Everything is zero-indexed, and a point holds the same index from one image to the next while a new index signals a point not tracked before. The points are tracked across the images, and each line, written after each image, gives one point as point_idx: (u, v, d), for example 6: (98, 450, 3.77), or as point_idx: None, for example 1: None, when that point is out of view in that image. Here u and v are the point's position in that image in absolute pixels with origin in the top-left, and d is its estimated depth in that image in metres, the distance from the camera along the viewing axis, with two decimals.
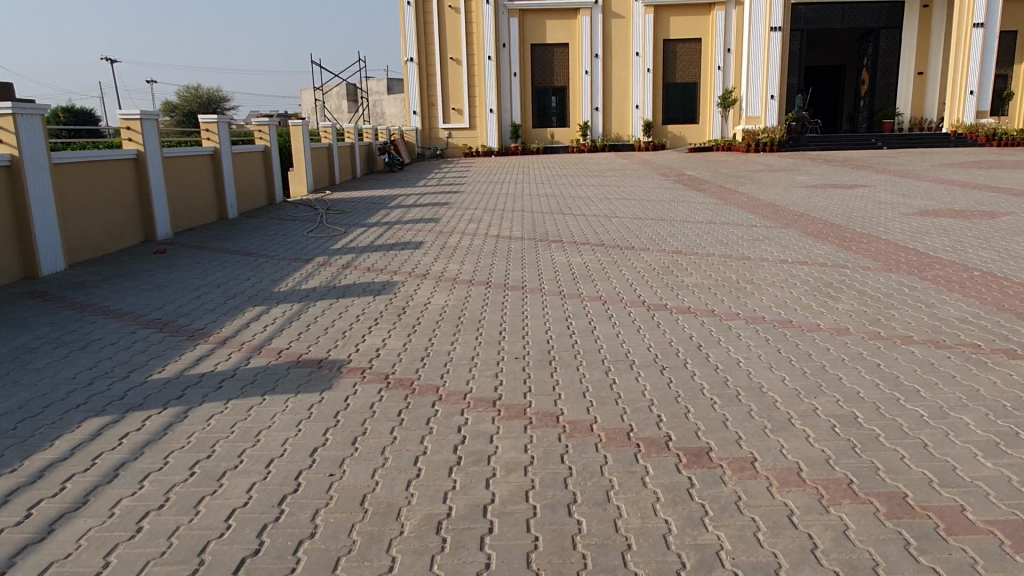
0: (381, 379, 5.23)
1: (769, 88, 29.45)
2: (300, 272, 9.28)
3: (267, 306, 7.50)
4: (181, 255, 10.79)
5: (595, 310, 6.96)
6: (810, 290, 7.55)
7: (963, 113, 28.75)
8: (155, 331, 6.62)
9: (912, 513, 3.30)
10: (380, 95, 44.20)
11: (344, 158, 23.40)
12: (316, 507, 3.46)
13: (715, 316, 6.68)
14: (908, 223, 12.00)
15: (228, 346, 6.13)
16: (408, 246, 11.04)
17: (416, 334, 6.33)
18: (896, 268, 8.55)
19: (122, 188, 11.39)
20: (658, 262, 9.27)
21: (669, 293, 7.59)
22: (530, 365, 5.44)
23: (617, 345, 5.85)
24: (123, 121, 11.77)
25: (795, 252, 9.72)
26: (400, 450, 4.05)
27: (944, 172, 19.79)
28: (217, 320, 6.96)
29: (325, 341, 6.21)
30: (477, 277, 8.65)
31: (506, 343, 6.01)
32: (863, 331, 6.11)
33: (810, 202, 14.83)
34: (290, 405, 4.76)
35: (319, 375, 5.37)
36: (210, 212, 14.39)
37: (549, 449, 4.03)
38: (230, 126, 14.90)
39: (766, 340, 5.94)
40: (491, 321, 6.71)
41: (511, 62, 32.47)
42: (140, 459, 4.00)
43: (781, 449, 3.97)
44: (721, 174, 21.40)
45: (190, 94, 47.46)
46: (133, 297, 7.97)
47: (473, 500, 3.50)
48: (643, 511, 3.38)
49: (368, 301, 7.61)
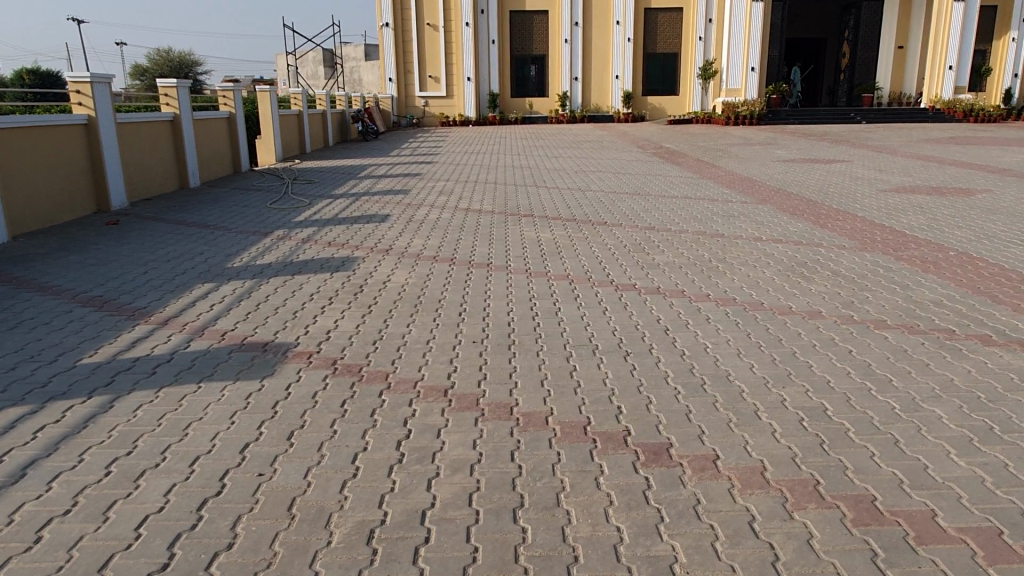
0: (328, 365, 4.92)
1: (750, 60, 29.21)
2: (258, 246, 8.87)
3: (217, 283, 7.11)
4: (136, 227, 10.31)
5: (561, 289, 6.68)
6: (784, 270, 7.33)
7: (940, 89, 29.11)
8: (93, 310, 6.23)
9: (881, 519, 3.08)
10: (358, 61, 43.20)
11: (316, 126, 22.78)
12: (239, 512, 3.17)
13: (684, 297, 6.42)
14: (885, 199, 11.82)
15: (170, 327, 5.77)
16: (374, 219, 10.66)
17: (371, 315, 6.01)
18: (872, 247, 8.37)
19: (72, 155, 10.86)
20: (629, 239, 8.98)
21: (639, 271, 7.34)
22: (488, 350, 5.16)
23: (581, 328, 5.59)
24: (73, 84, 11.20)
25: (770, 229, 9.51)
26: (339, 446, 3.76)
27: (921, 148, 19.68)
28: (161, 299, 6.58)
29: (273, 322, 5.86)
30: (441, 253, 8.33)
31: (465, 325, 5.72)
32: (835, 314, 5.90)
33: (787, 177, 14.62)
34: (226, 393, 4.43)
35: (262, 360, 5.04)
36: (170, 177, 13.84)
37: (499, 446, 3.76)
38: (191, 91, 14.34)
39: (737, 324, 5.70)
40: (453, 300, 6.41)
41: (489, 29, 31.79)
42: (52, 457, 3.67)
43: (745, 446, 3.73)
44: (699, 147, 21.11)
45: (162, 57, 45.83)
46: (75, 272, 7.54)
47: (413, 505, 3.22)
48: (594, 517, 3.12)
49: (324, 278, 7.25)
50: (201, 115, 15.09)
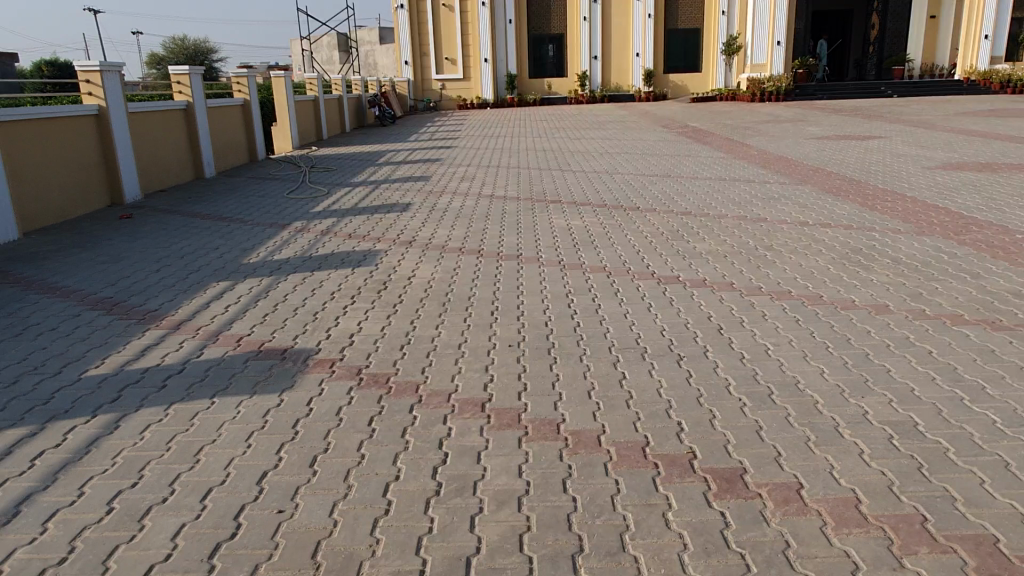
0: (352, 375, 4.49)
1: (775, 34, 28.37)
2: (275, 240, 8.47)
3: (233, 281, 6.71)
4: (150, 220, 9.96)
5: (599, 284, 6.20)
6: (839, 258, 6.79)
7: (976, 60, 28.21)
8: (102, 314, 5.86)
9: (1011, 568, 2.60)
10: (373, 45, 42.63)
11: (333, 112, 22.32)
12: (256, 561, 2.75)
13: (734, 290, 5.92)
14: (933, 177, 11.16)
15: (182, 332, 5.37)
16: (395, 208, 10.20)
17: (397, 316, 5.57)
18: (930, 231, 7.76)
19: (83, 146, 10.50)
20: (666, 226, 8.45)
21: (681, 262, 6.84)
22: (527, 356, 4.70)
23: (627, 329, 5.11)
24: (82, 73, 10.80)
25: (814, 212, 8.93)
26: (368, 475, 3.33)
27: (959, 121, 18.84)
28: (174, 300, 6.19)
29: (292, 325, 5.44)
30: (467, 244, 7.87)
31: (499, 326, 5.27)
32: (905, 309, 5.37)
33: (824, 155, 13.95)
34: (242, 411, 4.02)
35: (281, 370, 4.61)
36: (185, 168, 13.47)
37: (548, 473, 3.32)
38: (204, 79, 13.94)
39: (798, 321, 5.19)
40: (483, 297, 5.96)
41: (506, 9, 31.12)
42: (49, 490, 3.28)
43: (830, 471, 3.25)
44: (726, 125, 20.39)
45: (177, 45, 45.41)
46: (85, 271, 7.19)
47: (455, 550, 2.79)
48: (668, 566, 2.67)
49: (345, 274, 6.83)
50: (215, 103, 14.68)
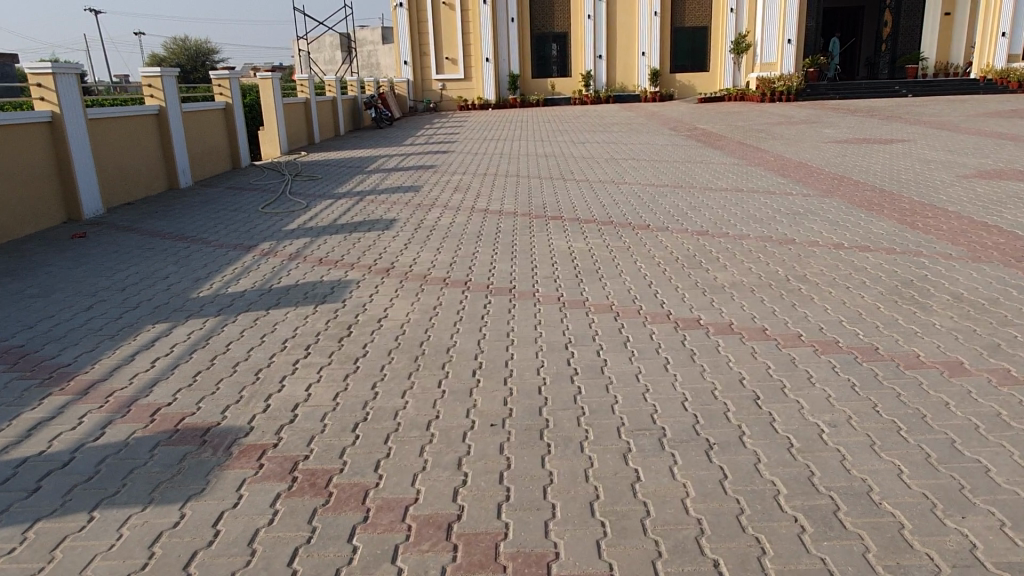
0: (284, 474, 3.44)
1: (786, 32, 27.25)
2: (235, 267, 7.43)
3: (172, 323, 5.67)
4: (105, 240, 8.96)
5: (605, 330, 5.17)
6: (888, 294, 5.74)
7: (993, 57, 26.78)
8: (3, 370, 4.84)
9: None
10: (375, 45, 41.58)
11: (326, 114, 21.26)
12: None
13: (769, 340, 4.87)
14: (971, 188, 10.10)
15: (89, 400, 4.34)
16: (377, 225, 9.18)
17: (357, 377, 4.53)
18: (987, 257, 6.67)
19: (33, 158, 9.48)
20: (681, 249, 7.41)
21: (703, 298, 5.80)
22: (512, 443, 3.65)
23: (640, 400, 4.06)
24: (32, 76, 9.75)
25: (848, 231, 7.88)
26: None
27: (983, 123, 17.77)
28: (95, 350, 5.16)
29: (227, 391, 4.39)
30: (452, 273, 6.85)
31: (480, 394, 4.22)
32: (986, 369, 4.29)
33: (846, 161, 12.93)
34: (126, 535, 3.00)
35: (194, 463, 3.56)
36: (155, 180, 12.44)
37: None
38: (178, 80, 12.89)
39: (857, 388, 4.12)
40: (465, 348, 4.94)
41: (508, 6, 30.06)
42: None
43: None
44: (737, 127, 19.32)
45: (178, 47, 44.36)
46: (5, 308, 6.18)
47: None
48: None
49: (306, 313, 5.81)
50: (192, 106, 13.64)
